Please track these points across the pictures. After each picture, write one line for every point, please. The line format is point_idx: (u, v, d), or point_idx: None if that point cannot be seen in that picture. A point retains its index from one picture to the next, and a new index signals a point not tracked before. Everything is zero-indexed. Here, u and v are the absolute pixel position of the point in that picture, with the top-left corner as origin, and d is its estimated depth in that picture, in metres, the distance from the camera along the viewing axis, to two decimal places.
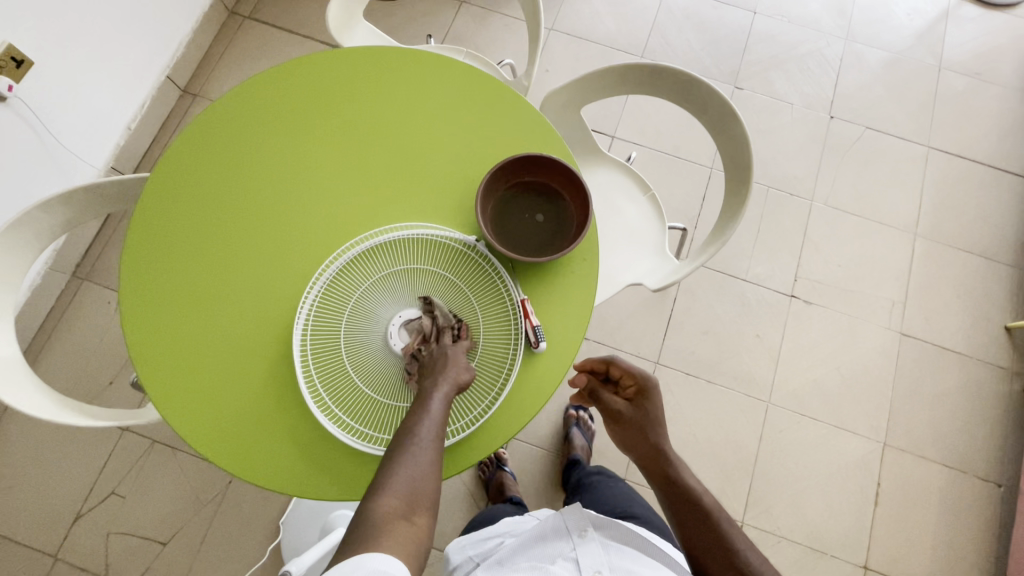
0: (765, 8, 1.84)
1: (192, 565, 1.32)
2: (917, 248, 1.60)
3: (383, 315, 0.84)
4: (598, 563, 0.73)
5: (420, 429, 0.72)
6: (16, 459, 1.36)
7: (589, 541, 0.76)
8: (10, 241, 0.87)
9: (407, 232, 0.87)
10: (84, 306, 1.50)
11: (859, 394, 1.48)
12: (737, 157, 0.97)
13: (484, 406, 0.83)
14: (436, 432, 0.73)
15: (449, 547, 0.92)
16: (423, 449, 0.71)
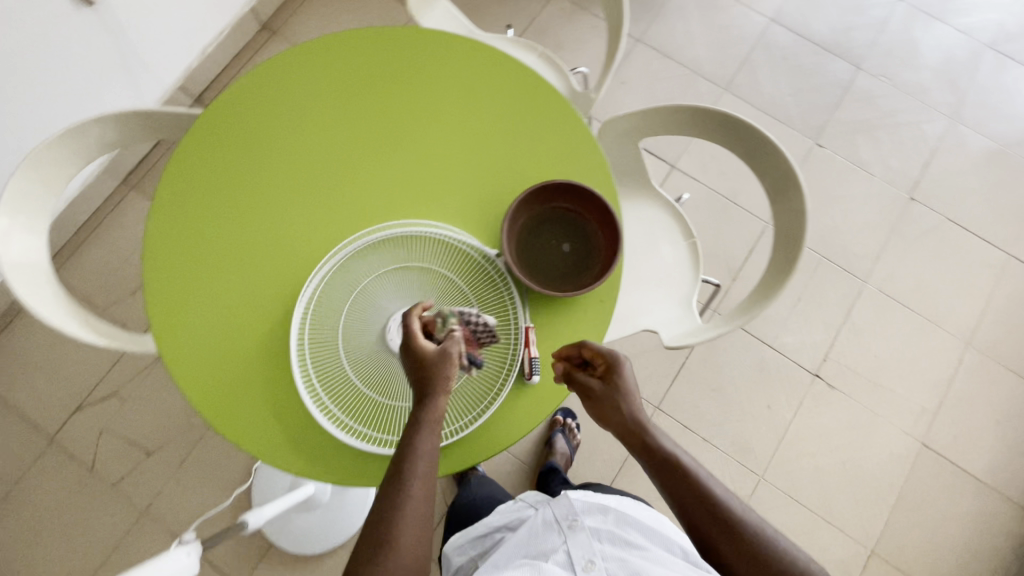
0: (870, 67, 1.72)
1: (167, 482, 1.38)
2: (966, 359, 1.49)
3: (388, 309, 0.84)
4: (588, 552, 0.79)
5: (418, 464, 0.68)
6: (37, 341, 1.44)
7: (578, 532, 0.81)
8: (60, 149, 0.90)
9: (431, 231, 0.86)
10: (125, 213, 1.55)
11: (859, 494, 1.40)
12: (790, 231, 0.90)
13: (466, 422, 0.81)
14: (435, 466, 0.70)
15: (448, 547, 1.00)
16: (423, 491, 0.68)
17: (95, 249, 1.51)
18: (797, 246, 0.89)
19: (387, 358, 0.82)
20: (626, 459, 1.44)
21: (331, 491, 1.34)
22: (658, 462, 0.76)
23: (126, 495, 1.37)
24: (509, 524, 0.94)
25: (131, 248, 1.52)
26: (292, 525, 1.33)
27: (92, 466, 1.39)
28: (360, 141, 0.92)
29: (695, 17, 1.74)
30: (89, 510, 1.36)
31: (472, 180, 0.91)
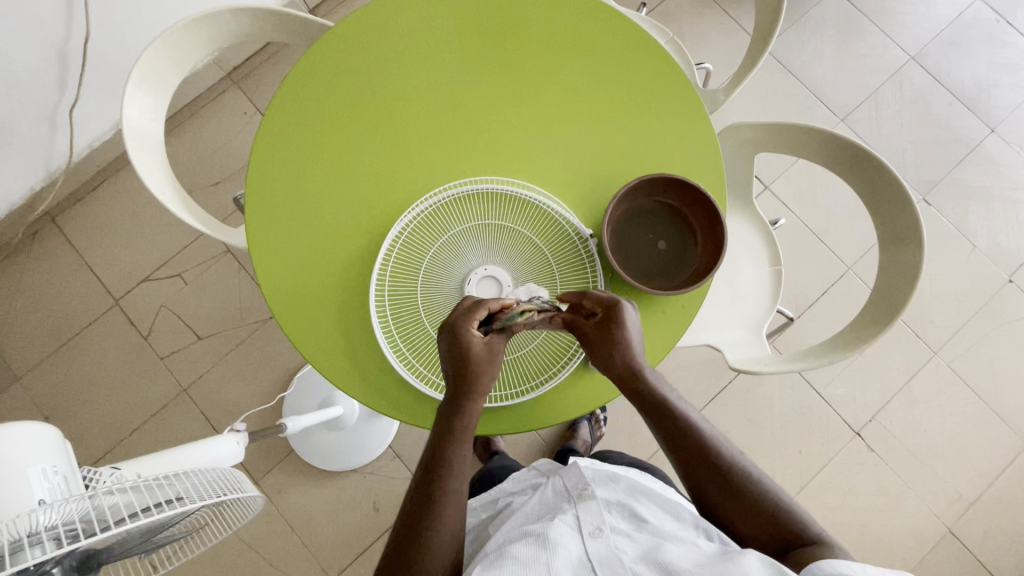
0: (1005, 131, 1.59)
1: (211, 368, 1.45)
2: (1020, 458, 1.41)
3: (470, 262, 0.84)
4: (598, 520, 0.79)
5: (454, 459, 0.73)
6: (120, 207, 1.51)
7: (588, 502, 0.82)
8: (196, 31, 0.92)
9: (531, 195, 0.85)
10: (223, 106, 1.59)
11: (869, 560, 1.37)
12: (895, 286, 0.86)
13: (521, 389, 0.84)
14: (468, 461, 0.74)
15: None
16: (456, 485, 0.73)
17: (188, 134, 1.56)
18: (899, 303, 0.84)
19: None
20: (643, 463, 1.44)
21: (358, 417, 1.40)
22: (668, 424, 0.76)
23: (172, 370, 1.45)
24: (520, 491, 0.97)
25: (221, 141, 1.57)
26: (316, 439, 1.39)
27: (147, 336, 1.47)
28: (479, 89, 0.90)
29: (830, 37, 1.63)
30: (137, 375, 1.45)
31: (582, 154, 0.89)
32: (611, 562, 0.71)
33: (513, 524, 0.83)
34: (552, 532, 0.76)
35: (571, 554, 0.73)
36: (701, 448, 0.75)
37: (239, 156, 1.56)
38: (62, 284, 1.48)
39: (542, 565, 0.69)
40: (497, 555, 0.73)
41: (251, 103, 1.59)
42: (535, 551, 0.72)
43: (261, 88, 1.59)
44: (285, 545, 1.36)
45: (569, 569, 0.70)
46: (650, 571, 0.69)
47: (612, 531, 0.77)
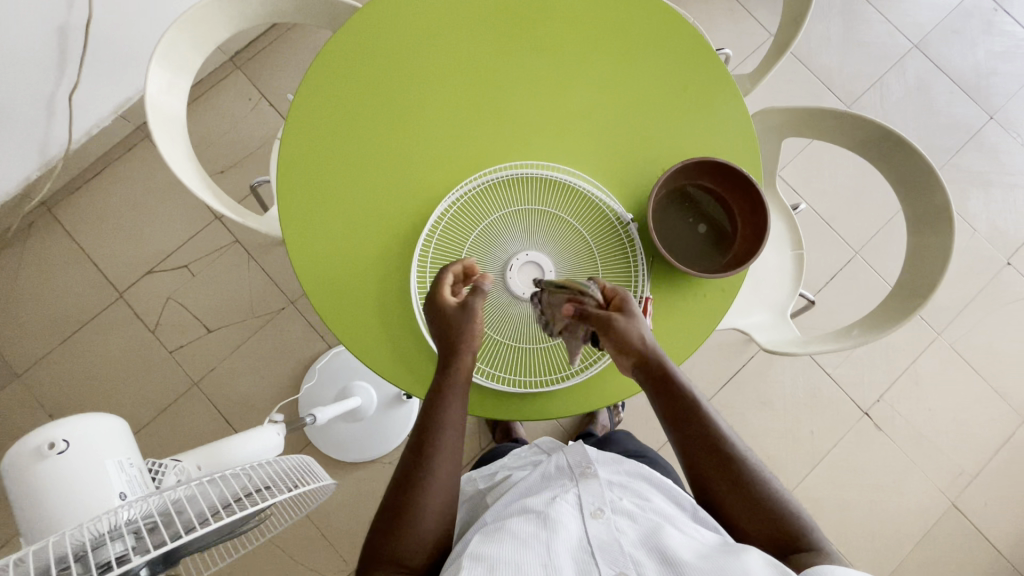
0: (1004, 118, 1.63)
1: (222, 361, 1.42)
2: (1017, 433, 1.47)
3: (511, 246, 0.83)
4: (599, 500, 0.74)
5: (444, 419, 0.70)
6: (121, 197, 1.46)
7: (590, 480, 0.77)
8: (218, 9, 0.88)
9: (571, 179, 0.84)
10: (227, 91, 1.54)
11: (877, 534, 1.42)
12: (926, 268, 0.88)
13: (563, 374, 0.83)
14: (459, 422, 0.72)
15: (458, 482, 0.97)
16: (448, 445, 0.70)
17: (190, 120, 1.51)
18: (930, 285, 0.87)
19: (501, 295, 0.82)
20: (659, 447, 1.46)
21: (376, 407, 1.39)
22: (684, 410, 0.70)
23: (182, 364, 1.42)
24: (522, 465, 0.92)
25: (226, 128, 1.52)
26: (334, 430, 1.38)
27: (155, 329, 1.43)
28: (514, 71, 0.88)
29: (836, 24, 1.65)
30: (145, 369, 1.41)
31: (620, 137, 0.88)
32: (612, 547, 0.66)
33: (510, 496, 0.79)
34: (553, 511, 0.71)
35: (571, 536, 0.68)
36: (708, 442, 0.69)
37: (245, 143, 1.52)
38: (61, 276, 1.42)
39: (541, 546, 0.65)
40: (495, 530, 0.69)
41: (255, 89, 1.54)
42: (535, 529, 0.67)
43: (266, 73, 1.55)
44: (304, 539, 1.34)
45: (568, 552, 0.65)
46: (651, 560, 0.64)
47: (613, 512, 0.72)
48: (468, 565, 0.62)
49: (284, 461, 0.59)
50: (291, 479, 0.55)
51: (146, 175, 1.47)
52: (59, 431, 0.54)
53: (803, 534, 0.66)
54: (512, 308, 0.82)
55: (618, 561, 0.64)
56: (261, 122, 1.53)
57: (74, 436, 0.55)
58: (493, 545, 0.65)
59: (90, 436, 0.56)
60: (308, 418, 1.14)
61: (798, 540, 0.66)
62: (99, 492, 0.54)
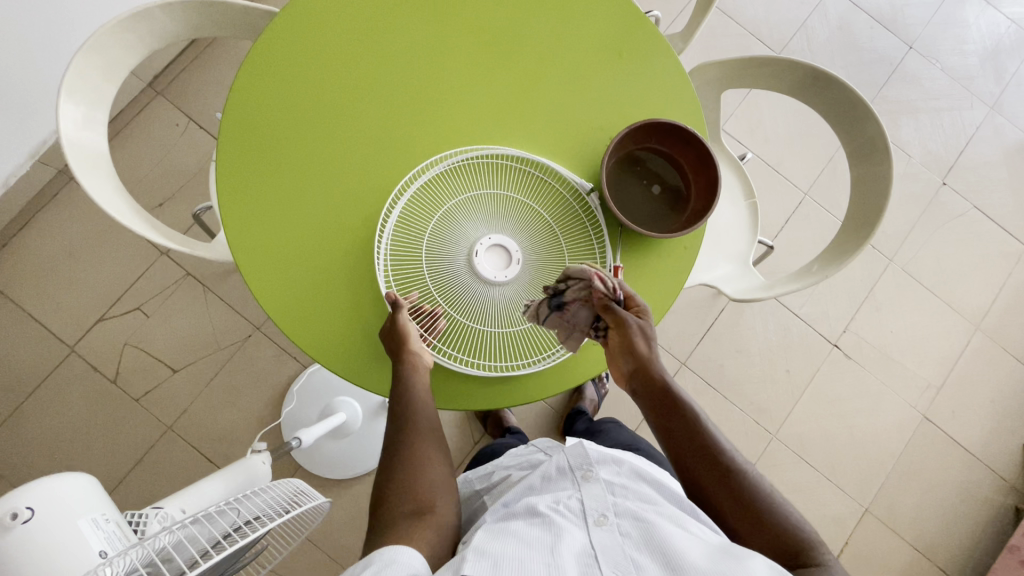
0: (922, 46, 1.70)
1: (195, 399, 1.37)
2: (973, 341, 1.57)
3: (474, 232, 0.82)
4: (602, 506, 0.73)
5: (416, 415, 0.75)
6: (55, 246, 1.37)
7: (592, 484, 0.77)
8: (125, 32, 0.83)
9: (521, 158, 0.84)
10: (152, 119, 1.46)
11: (862, 456, 1.49)
12: (871, 198, 0.92)
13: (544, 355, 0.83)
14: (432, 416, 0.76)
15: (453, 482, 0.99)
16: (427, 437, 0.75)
17: (117, 154, 1.42)
18: (877, 212, 0.90)
19: (470, 282, 0.81)
20: None
21: (363, 420, 1.36)
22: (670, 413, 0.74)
23: (152, 409, 1.36)
24: (517, 464, 0.93)
25: (158, 157, 1.44)
26: (323, 450, 1.35)
27: (116, 378, 1.36)
28: (448, 59, 0.87)
29: None
30: (113, 421, 1.34)
31: (566, 111, 0.88)
32: (615, 551, 0.66)
33: (510, 495, 0.78)
34: (557, 516, 0.71)
35: (576, 541, 0.68)
36: (701, 446, 0.71)
37: (181, 171, 1.45)
38: (4, 339, 1.33)
39: (544, 549, 0.65)
40: (498, 530, 0.69)
41: (181, 113, 1.47)
42: (539, 534, 0.68)
43: (191, 95, 1.47)
44: (310, 564, 1.31)
45: (572, 555, 0.65)
46: (653, 562, 0.64)
47: (617, 515, 0.72)
48: (472, 558, 0.61)
49: (278, 488, 0.58)
50: (287, 502, 0.54)
51: (78, 219, 1.38)
52: (21, 498, 0.51)
53: (806, 546, 0.67)
54: (483, 295, 0.81)
55: (621, 565, 0.64)
56: (194, 146, 1.46)
57: (37, 502, 0.52)
58: (497, 544, 0.65)
59: (56, 498, 0.53)
60: (293, 441, 1.11)
61: (804, 553, 0.67)
62: (76, 552, 0.51)
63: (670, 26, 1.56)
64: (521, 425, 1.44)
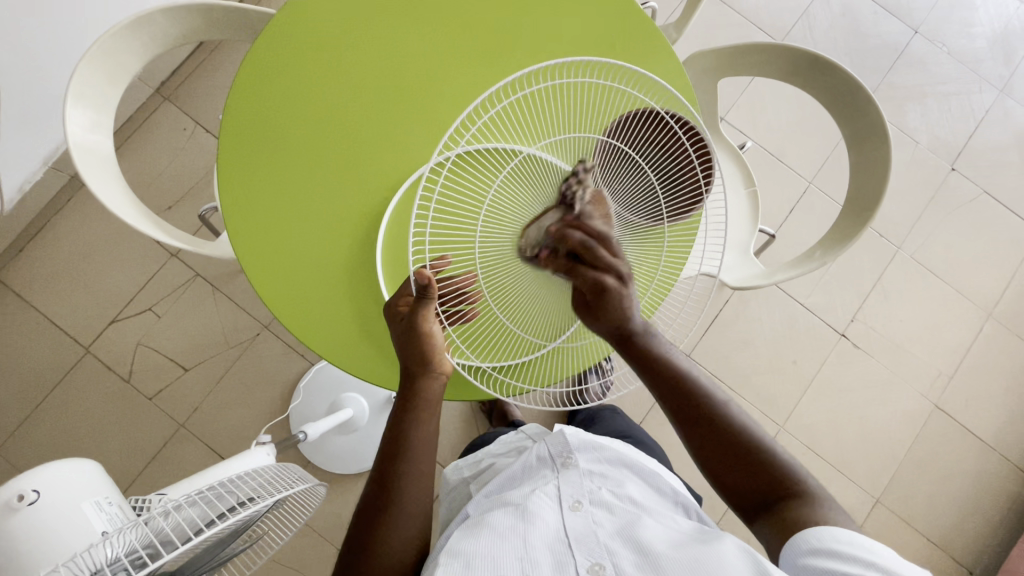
0: (927, 30, 1.68)
1: (205, 397, 1.40)
2: (985, 328, 1.54)
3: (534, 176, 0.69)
4: (578, 494, 0.75)
5: (413, 440, 0.73)
6: (68, 250, 1.41)
7: (570, 472, 0.78)
8: (126, 40, 0.85)
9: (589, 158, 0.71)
10: (159, 125, 1.49)
11: (872, 447, 1.48)
12: (870, 181, 0.91)
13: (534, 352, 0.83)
14: (431, 445, 0.74)
15: (445, 470, 0.99)
16: (421, 460, 0.73)
17: (127, 160, 1.46)
18: (875, 196, 0.90)
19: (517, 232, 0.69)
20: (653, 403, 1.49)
21: (369, 415, 1.38)
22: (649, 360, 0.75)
23: (165, 407, 1.39)
24: (507, 451, 0.94)
25: (166, 161, 1.48)
26: (331, 444, 1.37)
27: (130, 378, 1.39)
28: (442, 53, 0.87)
29: None
30: (128, 419, 1.38)
31: None
32: (589, 538, 0.69)
33: (493, 485, 0.81)
34: (532, 504, 0.73)
35: (549, 528, 0.70)
36: (677, 386, 0.74)
37: (189, 174, 1.48)
38: (22, 342, 1.38)
39: (518, 540, 0.67)
40: (474, 525, 0.72)
41: (189, 117, 1.50)
42: (513, 523, 0.70)
43: (197, 99, 1.50)
44: (321, 557, 1.34)
45: (545, 546, 0.68)
46: (627, 550, 0.66)
47: (591, 504, 0.74)
48: (444, 562, 0.64)
49: (267, 473, 0.60)
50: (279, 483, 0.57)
51: (91, 223, 1.42)
52: (27, 481, 0.54)
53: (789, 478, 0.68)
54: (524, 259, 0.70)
55: (594, 552, 0.67)
56: (201, 149, 1.49)
57: (44, 485, 0.54)
58: (473, 541, 0.67)
59: (59, 480, 0.55)
60: (299, 435, 1.13)
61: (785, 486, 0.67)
62: (77, 531, 0.53)
63: (668, 16, 1.54)
64: (526, 419, 1.45)
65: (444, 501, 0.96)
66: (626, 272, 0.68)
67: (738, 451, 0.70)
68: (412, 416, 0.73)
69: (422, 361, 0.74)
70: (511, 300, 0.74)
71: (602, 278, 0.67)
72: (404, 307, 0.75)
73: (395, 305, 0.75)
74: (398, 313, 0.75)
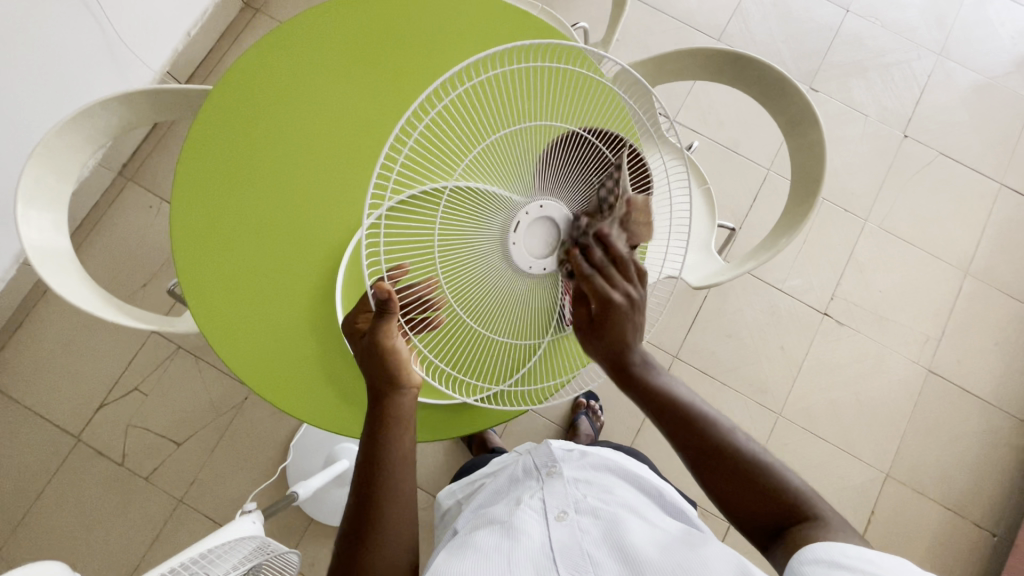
0: (859, 7, 1.71)
1: (200, 468, 1.39)
2: (965, 286, 1.55)
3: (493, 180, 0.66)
4: (563, 504, 0.71)
5: (391, 458, 0.68)
6: (49, 341, 1.42)
7: (554, 480, 0.75)
8: (69, 135, 0.87)
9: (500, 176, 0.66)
10: (125, 207, 1.52)
11: (873, 422, 1.47)
12: (808, 167, 0.93)
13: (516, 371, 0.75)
14: (406, 461, 0.69)
15: (439, 496, 0.94)
16: (402, 473, 0.68)
17: (98, 245, 1.48)
18: (816, 182, 0.92)
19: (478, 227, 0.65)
20: None
21: None
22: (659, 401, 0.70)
23: (162, 485, 1.38)
24: (495, 471, 0.89)
25: (136, 241, 1.50)
26: (330, 499, 1.36)
27: (124, 460, 1.39)
28: (376, 108, 0.89)
29: None
30: (125, 503, 1.37)
31: None
32: (573, 549, 0.64)
33: (479, 501, 0.78)
34: (517, 519, 0.69)
35: (533, 543, 0.65)
36: (673, 409, 0.70)
37: (160, 251, 1.50)
38: (13, 440, 1.37)
39: (501, 559, 0.63)
40: (460, 547, 0.67)
41: (153, 195, 1.52)
42: (498, 540, 0.66)
43: (159, 177, 1.53)
44: None
45: (530, 560, 0.63)
46: (612, 560, 0.63)
47: (578, 512, 0.70)
48: None
49: (242, 545, 0.60)
50: (241, 556, 0.57)
51: (68, 311, 1.43)
52: None
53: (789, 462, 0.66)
54: (489, 257, 0.65)
55: (579, 565, 0.62)
56: (167, 224, 1.51)
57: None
58: (455, 563, 0.63)
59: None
60: (291, 495, 1.12)
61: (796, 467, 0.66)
62: None
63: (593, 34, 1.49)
64: (509, 445, 1.44)
65: (439, 527, 0.91)
66: (637, 295, 0.65)
67: (744, 471, 0.66)
68: (388, 435, 0.68)
69: (390, 375, 0.67)
70: (480, 299, 0.68)
71: (611, 295, 0.64)
72: (363, 325, 0.70)
73: (352, 323, 0.71)
74: (358, 331, 0.70)
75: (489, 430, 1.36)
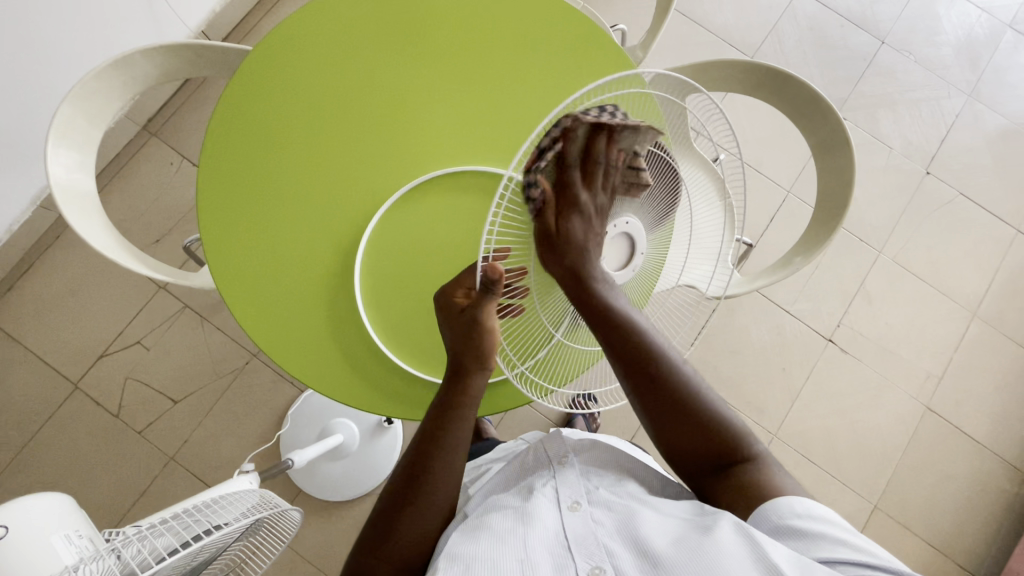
0: (895, 40, 1.71)
1: (195, 428, 1.39)
2: (971, 327, 1.55)
3: None
4: (576, 494, 0.72)
5: (454, 441, 0.70)
6: (56, 285, 1.42)
7: (566, 470, 0.75)
8: (108, 79, 0.87)
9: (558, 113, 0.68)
10: (146, 160, 1.52)
11: (866, 453, 1.47)
12: (836, 190, 0.94)
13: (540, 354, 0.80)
14: (465, 444, 0.71)
15: None
16: (459, 456, 0.71)
17: (115, 196, 1.49)
18: (841, 207, 0.93)
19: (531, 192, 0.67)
20: None
21: (360, 441, 1.38)
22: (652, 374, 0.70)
23: (155, 441, 1.38)
24: (502, 457, 0.90)
25: (152, 196, 1.50)
26: (321, 472, 1.36)
27: (119, 413, 1.39)
28: (420, 84, 0.89)
29: None
30: (117, 454, 1.37)
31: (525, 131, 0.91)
32: (587, 540, 0.65)
33: (490, 487, 0.78)
34: (530, 505, 0.69)
35: (547, 530, 0.66)
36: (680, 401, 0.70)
37: (175, 208, 1.50)
38: (10, 380, 1.38)
39: (517, 542, 0.64)
40: (473, 528, 0.68)
41: (175, 152, 1.53)
42: (511, 525, 0.66)
43: (183, 135, 1.53)
44: None
45: (544, 547, 0.64)
46: (626, 552, 0.64)
47: (590, 504, 0.70)
48: (442, 566, 0.61)
49: (245, 498, 0.60)
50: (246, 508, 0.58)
51: (79, 258, 1.43)
52: None
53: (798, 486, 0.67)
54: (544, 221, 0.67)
55: (594, 555, 0.63)
56: (186, 183, 1.51)
57: (12, 520, 0.52)
58: (470, 544, 0.64)
59: (34, 517, 0.53)
60: (286, 462, 1.12)
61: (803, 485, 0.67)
62: (48, 561, 0.51)
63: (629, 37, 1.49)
64: (504, 437, 1.45)
65: None
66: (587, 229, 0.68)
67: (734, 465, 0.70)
68: (458, 416, 0.70)
69: (478, 358, 0.70)
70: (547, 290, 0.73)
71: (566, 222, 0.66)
72: (462, 300, 0.69)
73: (451, 297, 0.69)
74: (455, 304, 0.69)
75: (485, 420, 1.37)
